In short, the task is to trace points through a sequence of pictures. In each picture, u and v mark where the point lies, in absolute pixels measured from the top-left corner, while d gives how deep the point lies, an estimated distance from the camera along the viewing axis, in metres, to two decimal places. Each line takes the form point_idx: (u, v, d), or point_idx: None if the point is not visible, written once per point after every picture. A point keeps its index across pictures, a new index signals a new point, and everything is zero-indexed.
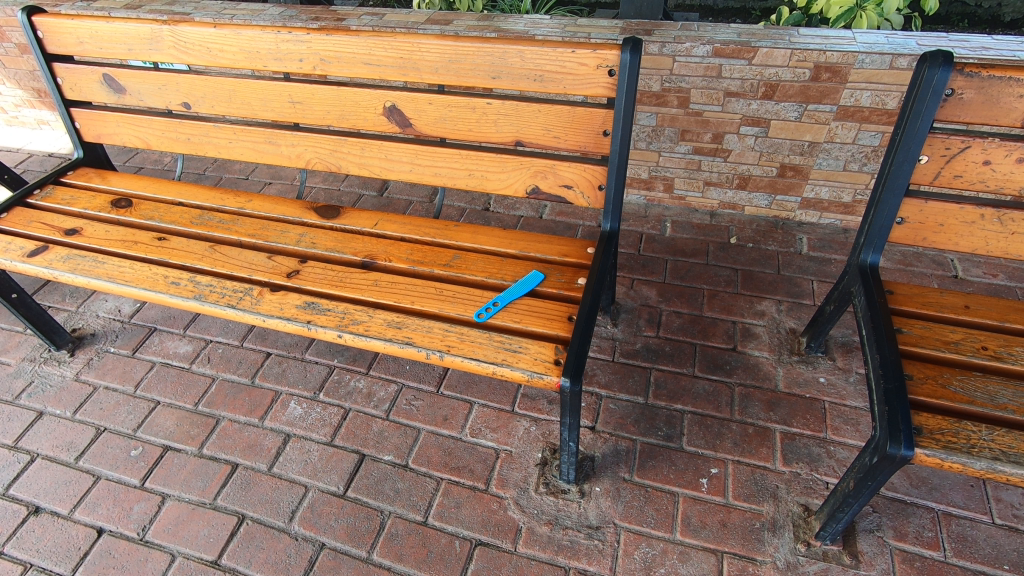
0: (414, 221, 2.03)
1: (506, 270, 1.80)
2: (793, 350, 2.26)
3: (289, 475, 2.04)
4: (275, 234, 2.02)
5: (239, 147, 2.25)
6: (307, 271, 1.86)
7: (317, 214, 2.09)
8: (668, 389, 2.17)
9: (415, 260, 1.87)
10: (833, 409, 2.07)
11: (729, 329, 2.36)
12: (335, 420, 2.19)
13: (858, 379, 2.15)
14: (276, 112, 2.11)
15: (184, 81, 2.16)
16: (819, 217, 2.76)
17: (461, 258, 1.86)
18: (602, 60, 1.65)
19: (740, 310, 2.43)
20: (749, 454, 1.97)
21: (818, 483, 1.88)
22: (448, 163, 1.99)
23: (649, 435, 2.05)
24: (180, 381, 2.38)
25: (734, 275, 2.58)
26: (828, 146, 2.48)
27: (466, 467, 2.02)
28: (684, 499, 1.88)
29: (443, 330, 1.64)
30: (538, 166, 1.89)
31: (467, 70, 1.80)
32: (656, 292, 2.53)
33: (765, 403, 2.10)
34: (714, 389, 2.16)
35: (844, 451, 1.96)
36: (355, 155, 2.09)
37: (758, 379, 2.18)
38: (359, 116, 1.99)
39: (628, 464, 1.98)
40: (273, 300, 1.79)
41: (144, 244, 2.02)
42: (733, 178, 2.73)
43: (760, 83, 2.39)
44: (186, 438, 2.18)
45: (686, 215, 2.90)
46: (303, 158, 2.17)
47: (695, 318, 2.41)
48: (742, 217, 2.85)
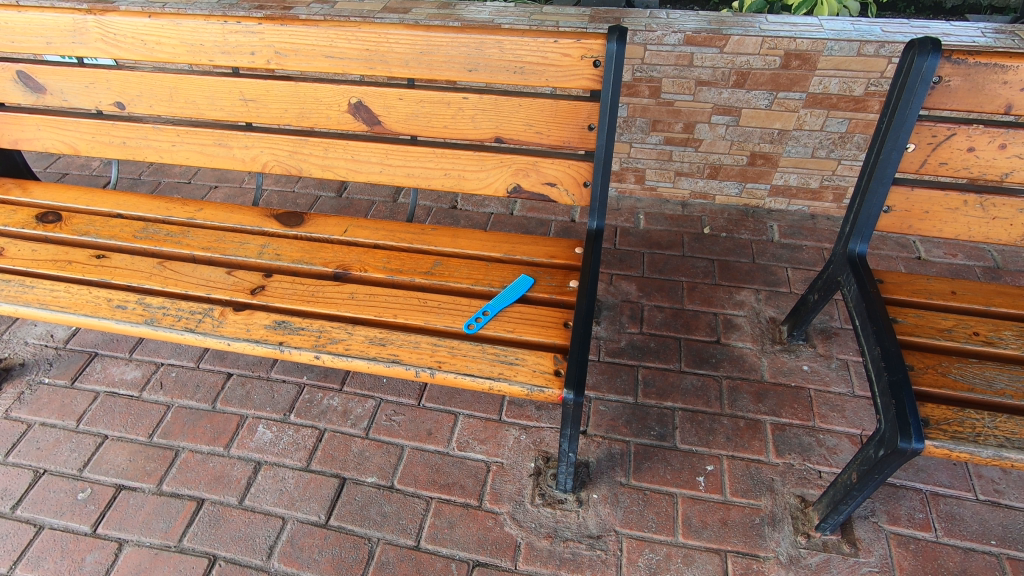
0: (387, 226, 1.89)
1: (493, 276, 1.70)
2: (775, 340, 2.26)
3: (262, 507, 1.88)
4: (233, 246, 1.84)
5: (183, 151, 2.04)
6: (274, 286, 1.70)
7: (278, 222, 1.92)
8: (657, 387, 2.13)
9: (393, 269, 1.73)
10: (819, 397, 2.08)
11: (712, 321, 2.34)
12: (310, 443, 2.04)
13: (840, 364, 2.17)
14: (225, 111, 1.91)
15: (116, 78, 1.93)
16: (787, 204, 2.78)
17: (443, 265, 1.74)
18: (586, 50, 1.56)
19: (720, 301, 2.41)
20: (742, 448, 1.96)
21: (812, 473, 1.89)
22: (421, 162, 1.86)
23: (641, 435, 2.00)
24: (130, 411, 2.16)
25: (711, 266, 2.57)
26: (796, 134, 2.50)
27: (456, 484, 1.91)
28: (683, 499, 1.85)
29: (432, 345, 1.52)
30: (519, 164, 1.79)
31: (440, 63, 1.67)
32: (636, 287, 2.48)
33: (753, 395, 2.09)
34: (702, 384, 2.14)
35: (833, 439, 1.97)
36: (318, 156, 1.93)
37: (744, 371, 2.17)
38: (321, 114, 1.83)
39: (624, 467, 1.92)
40: (238, 320, 1.62)
41: (80, 263, 1.79)
42: (705, 168, 2.71)
43: (731, 72, 2.36)
44: (142, 475, 1.98)
45: (658, 206, 2.87)
46: (259, 161, 1.99)
47: (677, 312, 2.38)
48: (713, 207, 2.85)
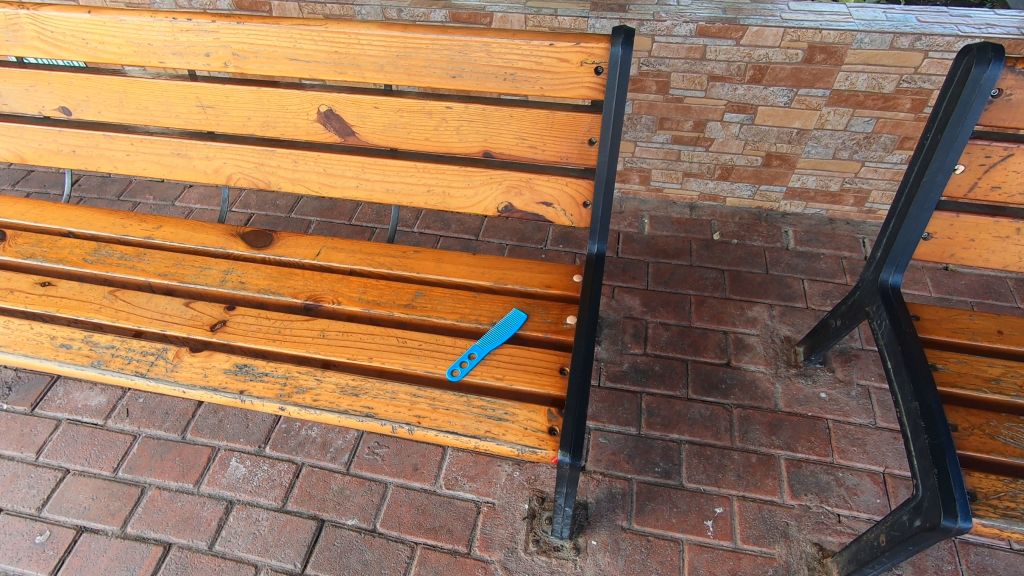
0: (364, 248, 1.70)
1: (481, 309, 1.52)
2: (790, 362, 2.09)
3: (234, 554, 1.74)
4: (193, 272, 1.65)
5: (140, 161, 1.83)
6: (236, 322, 1.52)
7: (244, 243, 1.73)
8: (662, 417, 1.97)
9: (370, 301, 1.55)
10: (838, 429, 1.91)
11: (721, 341, 2.17)
12: (286, 480, 1.88)
13: (861, 392, 2.00)
14: (182, 118, 1.70)
15: (58, 80, 1.71)
16: (804, 207, 2.58)
17: (425, 295, 1.56)
18: (586, 55, 1.34)
19: (730, 318, 2.23)
20: (754, 487, 1.80)
21: (830, 517, 1.73)
22: (401, 177, 1.66)
23: (645, 472, 1.85)
24: (94, 442, 2.00)
25: (721, 277, 2.38)
26: (817, 134, 2.28)
27: (443, 527, 1.76)
28: (690, 547, 1.70)
29: (411, 395, 1.35)
30: (511, 181, 1.59)
31: (419, 68, 1.45)
32: (640, 302, 2.30)
33: (766, 426, 1.93)
34: (710, 413, 1.97)
35: (853, 477, 1.81)
36: (287, 169, 1.73)
37: (756, 399, 2.00)
38: (288, 122, 1.63)
39: (625, 510, 1.77)
40: (194, 363, 1.44)
41: (22, 292, 1.61)
42: (715, 168, 2.50)
43: (748, 66, 2.14)
44: (105, 516, 1.83)
45: (665, 209, 2.67)
46: (222, 173, 1.79)
47: (683, 331, 2.20)
48: (723, 209, 2.65)
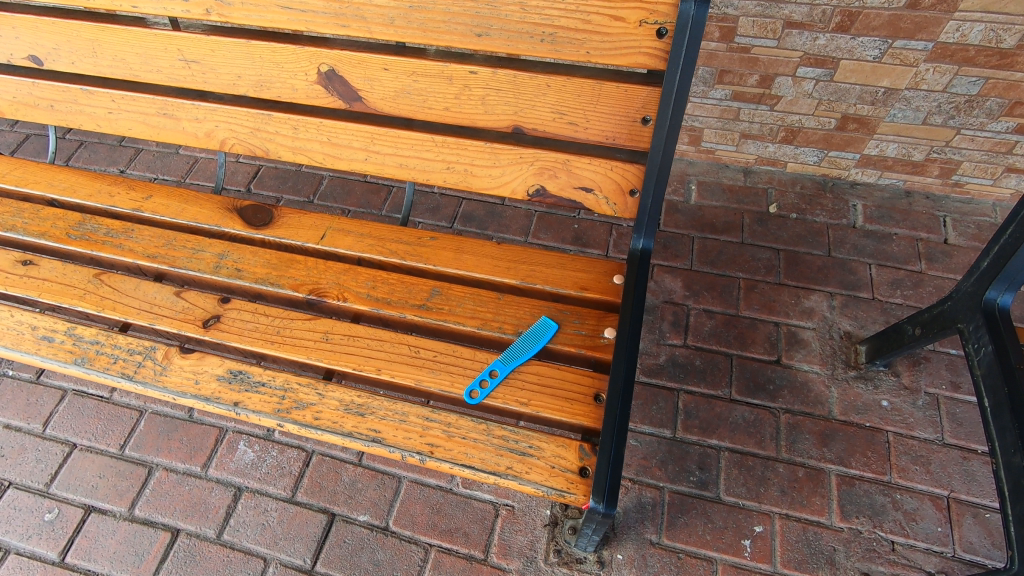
0: (374, 231, 1.49)
1: (505, 315, 1.32)
2: (849, 363, 1.86)
3: (242, 545, 1.67)
4: (185, 255, 1.48)
5: (124, 119, 1.62)
6: (231, 318, 1.36)
7: (241, 220, 1.54)
8: (701, 419, 1.79)
9: (379, 299, 1.37)
10: (899, 443, 1.72)
11: (772, 334, 1.94)
12: (296, 468, 1.79)
13: (928, 402, 1.78)
14: (165, 74, 1.47)
15: (22, 25, 1.48)
16: (878, 176, 2.25)
17: (442, 294, 1.36)
18: (647, 12, 1.06)
19: (784, 308, 1.99)
20: (799, 505, 1.64)
21: (883, 545, 1.57)
22: (416, 151, 1.42)
23: (678, 481, 1.70)
24: (100, 416, 1.93)
25: (776, 258, 2.11)
26: (908, 94, 1.93)
27: (459, 530, 1.66)
28: (724, 568, 1.57)
29: (423, 418, 1.19)
30: (544, 161, 1.34)
31: (437, 24, 1.18)
32: (682, 284, 2.07)
33: (817, 436, 1.74)
34: (755, 418, 1.79)
35: (912, 500, 1.63)
36: (287, 136, 1.50)
37: (807, 404, 1.80)
38: (284, 83, 1.38)
39: (655, 522, 1.64)
40: (185, 367, 1.29)
41: (3, 272, 1.46)
42: (779, 130, 2.17)
43: (834, 11, 1.77)
44: (113, 496, 1.78)
45: (715, 173, 2.36)
46: (215, 137, 1.57)
47: (729, 320, 1.98)
48: (783, 176, 2.33)
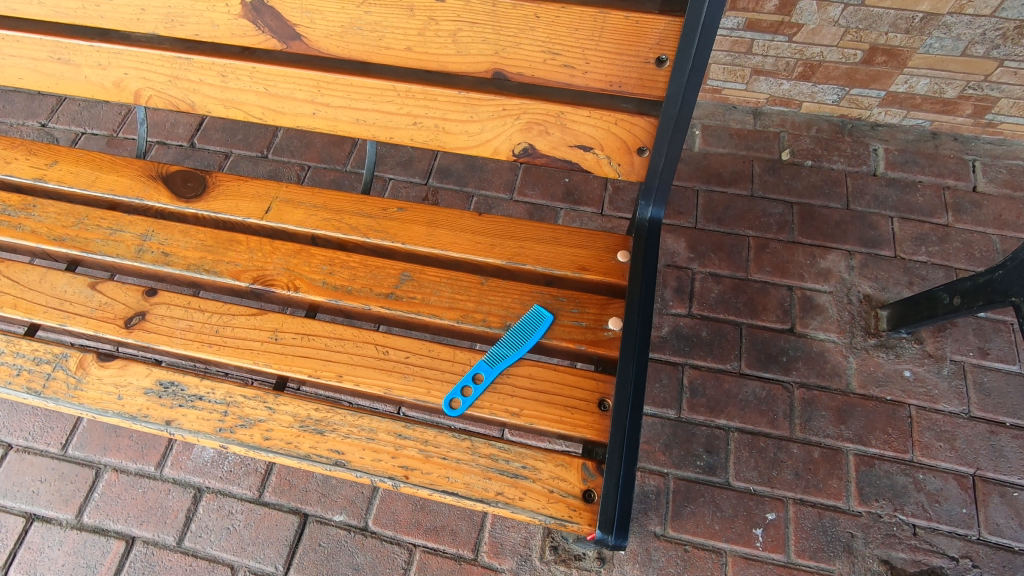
0: (330, 202, 1.25)
1: (489, 304, 1.11)
2: (869, 330, 1.70)
3: (206, 553, 1.52)
4: (100, 237, 1.22)
5: (9, 66, 1.30)
6: (159, 316, 1.12)
7: (167, 191, 1.27)
8: (708, 397, 1.63)
9: (339, 287, 1.14)
10: (921, 418, 1.58)
11: (785, 299, 1.76)
12: (261, 465, 1.61)
13: (954, 371, 1.63)
14: (49, 7, 1.16)
15: None
16: (902, 116, 2.01)
17: (414, 280, 1.14)
18: None
19: (798, 270, 1.80)
20: (815, 489, 1.51)
21: (904, 529, 1.46)
22: (374, 103, 1.15)
23: (684, 467, 1.55)
24: (37, 412, 1.71)
25: (789, 213, 1.90)
26: (950, 20, 1.66)
27: (446, 528, 1.51)
28: (734, 560, 1.45)
29: (394, 435, 1.00)
30: (533, 114, 1.09)
31: None
32: (685, 245, 1.85)
33: (834, 412, 1.59)
34: (767, 394, 1.63)
35: (936, 480, 1.51)
36: (213, 86, 1.21)
37: (824, 377, 1.64)
38: (202, 18, 1.09)
39: (659, 513, 1.51)
40: (103, 378, 1.07)
41: None
42: (796, 65, 1.90)
43: None
44: (57, 503, 1.59)
45: (722, 115, 2.10)
46: (125, 87, 1.27)
47: (738, 285, 1.78)
48: (796, 117, 2.08)
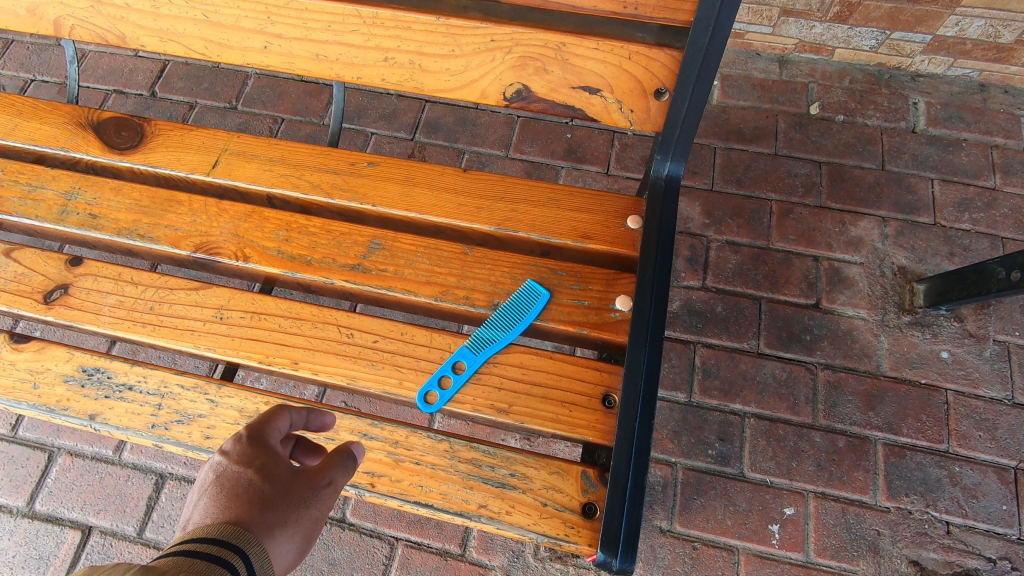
0: (289, 155, 1.06)
1: (474, 279, 0.94)
2: (903, 306, 1.52)
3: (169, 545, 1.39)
4: (18, 196, 1.04)
5: None
6: (84, 289, 0.95)
7: (98, 142, 1.08)
8: (722, 379, 1.47)
9: (296, 257, 0.97)
10: (959, 405, 1.42)
11: (810, 271, 1.58)
12: None
13: (997, 353, 1.46)
14: None
15: None
16: (948, 65, 1.78)
17: (385, 249, 0.96)
18: None
19: (825, 238, 1.62)
20: (838, 482, 1.37)
21: (936, 527, 1.32)
22: (336, 33, 0.95)
23: (694, 456, 1.41)
24: None
25: (817, 174, 1.70)
26: None
27: (431, 521, 1.38)
28: (747, 559, 1.32)
29: (358, 435, 0.84)
30: (528, 46, 0.89)
31: None
32: (700, 210, 1.66)
33: (862, 397, 1.44)
34: (787, 376, 1.47)
35: (973, 474, 1.36)
36: (143, 13, 1.01)
37: (851, 358, 1.48)
38: None
39: (666, 506, 1.37)
40: (16, 363, 0.90)
41: None
42: (831, 4, 1.67)
43: None
44: (7, 489, 1.45)
45: (743, 63, 1.87)
46: (42, 15, 1.06)
47: (758, 255, 1.60)
48: (827, 66, 1.85)
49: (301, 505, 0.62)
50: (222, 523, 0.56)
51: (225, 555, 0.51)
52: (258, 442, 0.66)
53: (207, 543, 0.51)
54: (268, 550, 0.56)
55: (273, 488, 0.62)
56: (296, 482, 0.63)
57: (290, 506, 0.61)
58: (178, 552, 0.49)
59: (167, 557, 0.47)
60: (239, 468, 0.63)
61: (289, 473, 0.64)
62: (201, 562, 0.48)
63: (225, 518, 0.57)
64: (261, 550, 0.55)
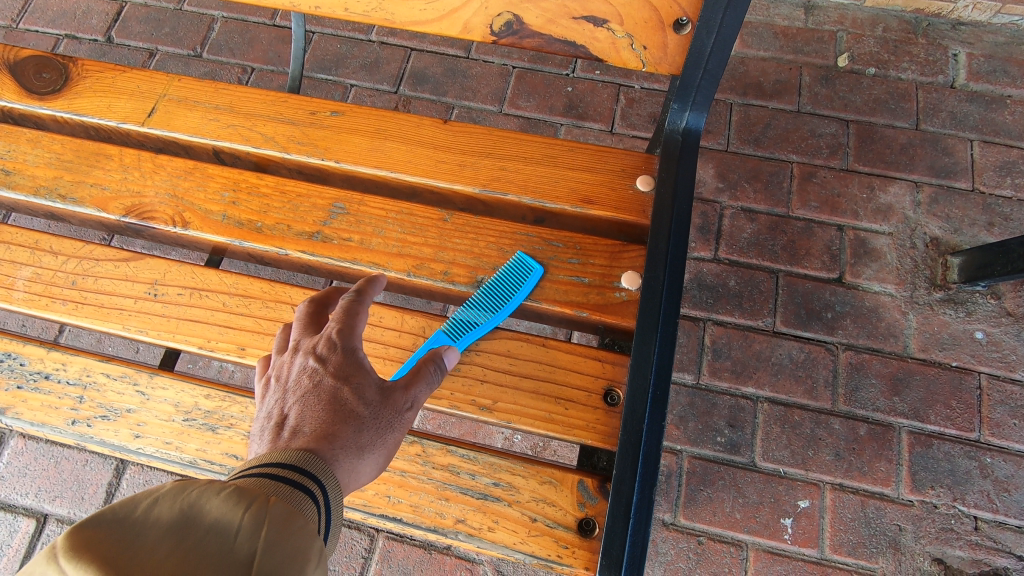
0: (239, 102, 0.90)
1: (453, 250, 0.79)
2: (935, 282, 1.38)
3: None
4: None
5: None
6: None
7: (13, 85, 0.91)
8: (733, 360, 1.34)
9: (245, 222, 0.82)
10: (993, 390, 1.30)
11: (833, 241, 1.43)
12: None
13: None
14: None
15: None
16: (994, 11, 1.59)
17: (349, 214, 0.82)
18: None
19: (851, 205, 1.46)
20: (858, 473, 1.26)
21: (963, 522, 1.21)
22: None
23: (701, 444, 1.29)
24: None
25: (844, 134, 1.53)
26: None
27: None
28: (757, 555, 1.22)
29: None
30: None
31: None
32: (714, 172, 1.50)
33: (887, 381, 1.31)
34: (805, 357, 1.34)
35: (1006, 465, 1.24)
36: None
37: (876, 338, 1.34)
38: None
39: (669, 498, 1.26)
40: None
41: None
42: None
43: None
44: None
45: (766, 9, 1.68)
46: None
47: (777, 223, 1.45)
48: (859, 12, 1.66)
49: (385, 429, 0.61)
50: (310, 442, 0.56)
51: (313, 486, 0.51)
52: (352, 349, 0.64)
53: (296, 472, 0.51)
54: (350, 477, 0.57)
55: (360, 408, 0.61)
56: (383, 404, 0.62)
57: (373, 431, 0.60)
58: (266, 477, 0.48)
59: (254, 480, 0.47)
60: (331, 377, 0.62)
61: (378, 391, 0.63)
62: (297, 493, 0.48)
63: (311, 438, 0.57)
64: (342, 482, 0.55)
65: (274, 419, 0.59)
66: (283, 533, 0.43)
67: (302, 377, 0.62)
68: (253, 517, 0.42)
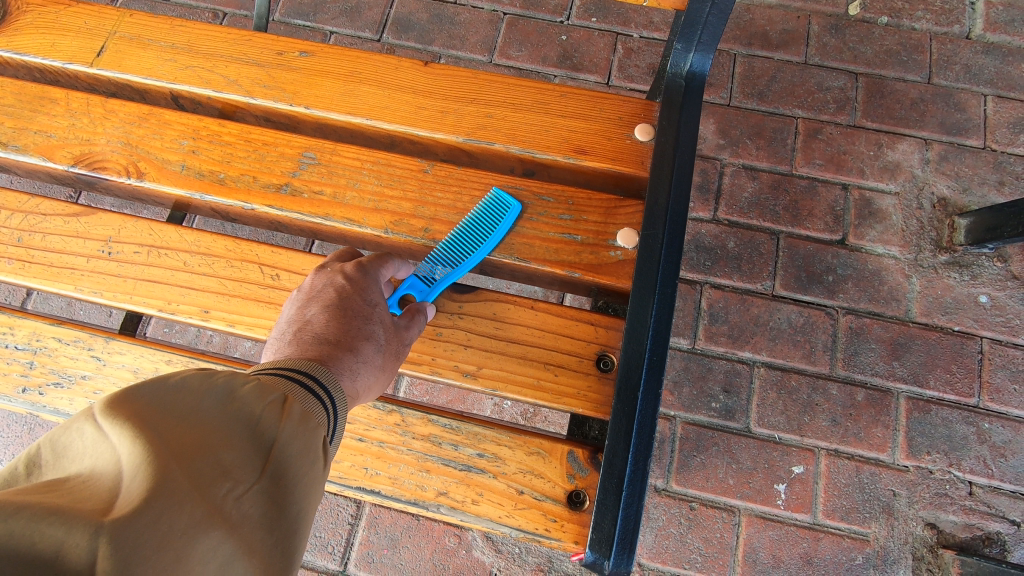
0: (198, 41, 0.81)
1: (435, 205, 0.73)
2: (941, 244, 1.33)
3: None
4: None
5: None
6: None
7: None
8: (730, 324, 1.30)
9: (207, 174, 0.75)
10: (995, 354, 1.26)
11: (838, 201, 1.37)
12: None
13: None
14: None
15: None
16: None
17: (321, 165, 0.75)
18: None
19: (857, 163, 1.40)
20: (855, 439, 1.23)
21: (958, 488, 1.20)
22: None
23: (696, 410, 1.26)
24: None
25: (852, 87, 1.45)
26: None
27: None
28: (749, 521, 1.20)
29: None
30: None
31: None
32: (715, 128, 1.43)
33: (887, 346, 1.27)
34: (804, 321, 1.30)
35: (1003, 430, 1.22)
36: None
37: (878, 302, 1.30)
38: None
39: (662, 464, 1.23)
40: None
41: None
42: None
43: None
44: None
45: None
46: None
47: (780, 182, 1.39)
48: None
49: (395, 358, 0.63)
50: (325, 353, 0.57)
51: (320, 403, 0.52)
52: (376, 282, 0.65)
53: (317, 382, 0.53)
54: (355, 397, 0.59)
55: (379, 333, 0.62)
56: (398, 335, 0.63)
57: (384, 359, 0.62)
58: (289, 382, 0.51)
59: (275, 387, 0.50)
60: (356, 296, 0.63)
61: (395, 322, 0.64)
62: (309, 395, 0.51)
63: (326, 348, 0.58)
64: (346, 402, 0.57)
65: (296, 320, 0.62)
66: (297, 428, 0.48)
67: (327, 288, 0.64)
68: (271, 410, 0.47)
